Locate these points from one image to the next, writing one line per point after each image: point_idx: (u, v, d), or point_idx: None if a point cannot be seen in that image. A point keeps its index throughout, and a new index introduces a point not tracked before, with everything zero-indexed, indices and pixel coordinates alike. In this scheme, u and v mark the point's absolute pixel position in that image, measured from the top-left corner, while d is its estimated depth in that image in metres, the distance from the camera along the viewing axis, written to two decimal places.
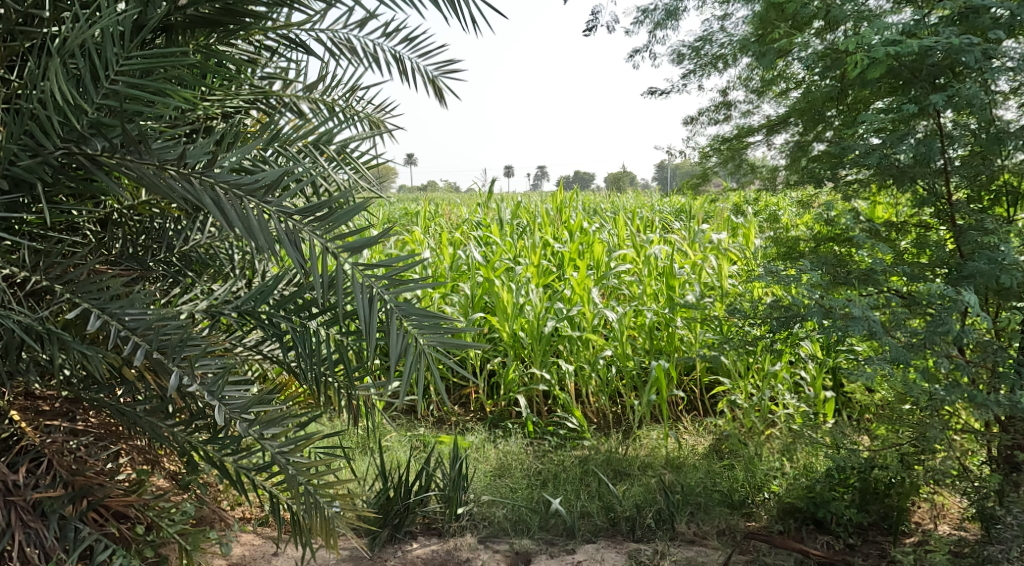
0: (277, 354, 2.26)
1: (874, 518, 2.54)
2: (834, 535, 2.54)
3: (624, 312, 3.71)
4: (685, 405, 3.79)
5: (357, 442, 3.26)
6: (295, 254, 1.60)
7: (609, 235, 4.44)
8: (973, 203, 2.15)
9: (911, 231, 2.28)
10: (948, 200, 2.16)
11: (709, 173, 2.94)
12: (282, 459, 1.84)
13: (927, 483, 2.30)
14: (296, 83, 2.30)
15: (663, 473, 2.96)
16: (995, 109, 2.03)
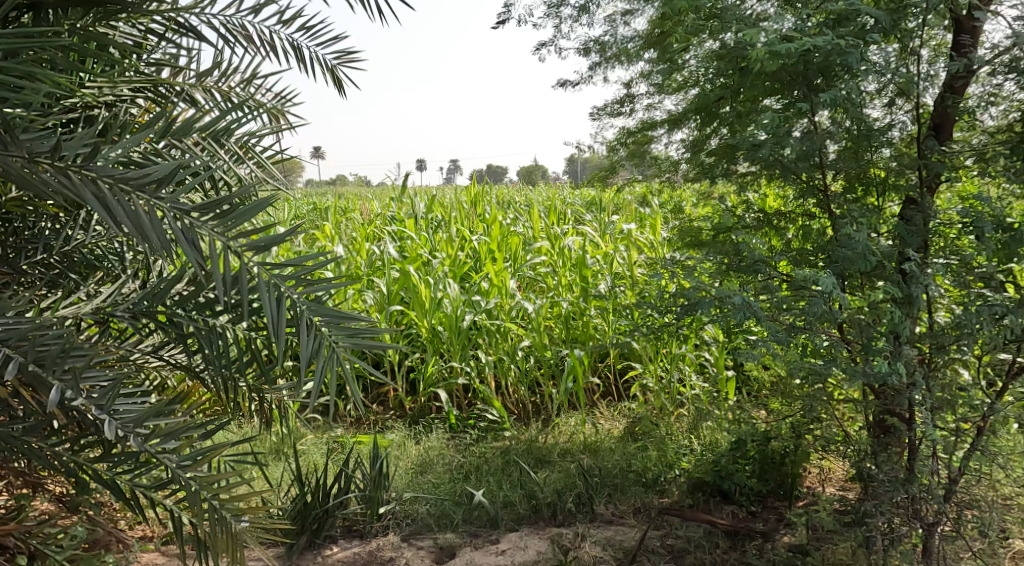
0: (178, 358, 2.21)
1: (772, 485, 2.71)
2: (739, 505, 2.68)
3: (542, 302, 3.78)
4: (600, 391, 3.91)
5: (271, 448, 3.21)
6: (193, 253, 1.57)
7: (524, 227, 4.51)
8: (848, 193, 2.27)
9: (798, 220, 2.40)
10: (825, 192, 2.29)
11: (617, 167, 3.04)
12: (183, 474, 1.77)
13: (819, 452, 2.46)
14: (187, 70, 2.23)
15: (581, 457, 3.05)
16: (864, 109, 2.16)
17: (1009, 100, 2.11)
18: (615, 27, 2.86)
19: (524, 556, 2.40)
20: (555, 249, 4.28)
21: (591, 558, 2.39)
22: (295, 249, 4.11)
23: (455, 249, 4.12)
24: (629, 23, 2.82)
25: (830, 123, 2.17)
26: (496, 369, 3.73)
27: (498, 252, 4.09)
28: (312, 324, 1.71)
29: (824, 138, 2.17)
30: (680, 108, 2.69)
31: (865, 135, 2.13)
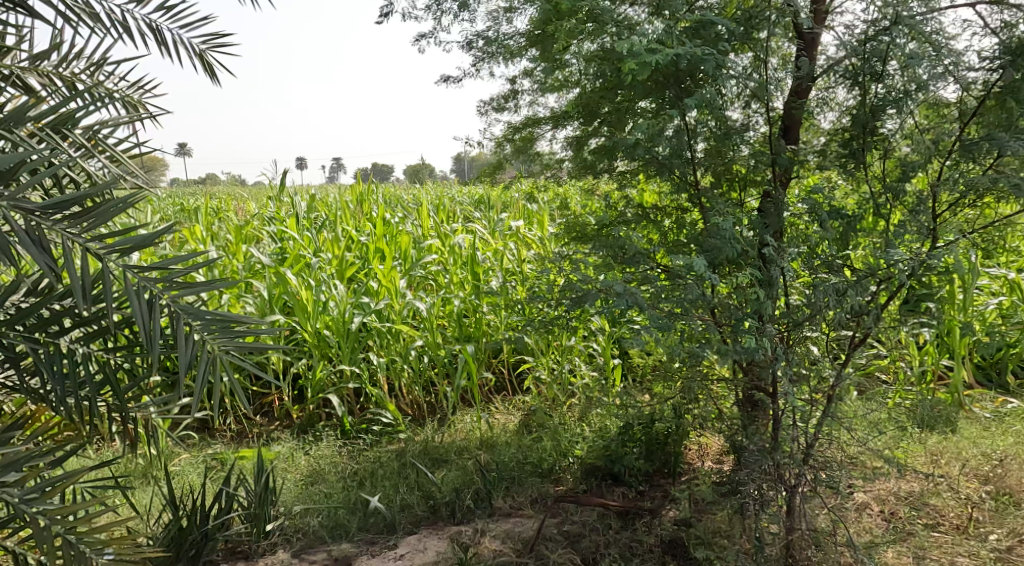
0: (12, 381, 2.07)
1: (657, 465, 2.85)
2: (628, 486, 2.80)
3: (434, 301, 3.78)
4: (494, 386, 3.96)
5: (139, 471, 3.06)
6: (42, 257, 1.50)
7: (413, 226, 4.49)
8: (716, 187, 2.41)
9: (673, 214, 2.53)
10: (697, 186, 2.40)
11: (504, 163, 3.09)
12: (28, 509, 1.65)
13: (699, 431, 2.60)
14: (20, 52, 2.08)
15: (478, 454, 3.09)
16: (722, 111, 2.26)
17: (841, 106, 2.30)
18: (497, 23, 2.89)
19: (423, 557, 2.40)
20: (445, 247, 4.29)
21: (490, 553, 2.43)
22: (164, 253, 3.90)
23: (341, 250, 4.05)
24: (511, 20, 2.87)
25: (698, 123, 2.29)
26: (389, 372, 3.71)
27: (386, 251, 4.05)
28: (189, 332, 1.66)
29: (692, 136, 2.30)
30: (561, 106, 2.78)
31: (726, 136, 2.27)
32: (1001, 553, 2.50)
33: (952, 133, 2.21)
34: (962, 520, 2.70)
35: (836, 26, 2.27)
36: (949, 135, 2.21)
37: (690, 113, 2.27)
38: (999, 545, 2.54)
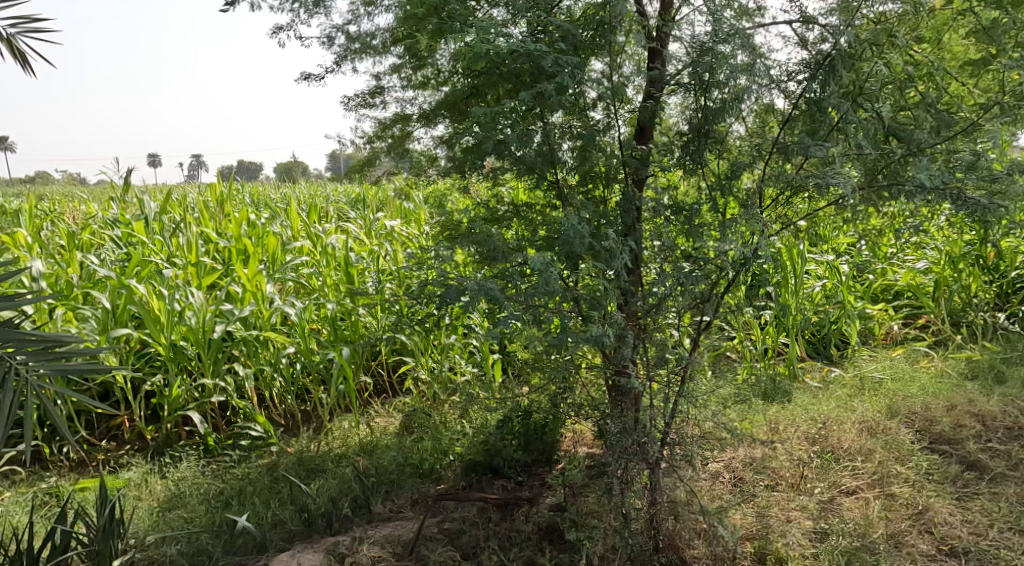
0: None
1: (535, 455, 2.89)
2: (507, 478, 2.85)
3: (305, 305, 3.68)
4: (373, 390, 3.91)
5: None
6: None
7: (281, 227, 4.36)
8: (581, 187, 2.47)
9: (541, 211, 2.55)
10: (557, 180, 2.45)
11: (375, 160, 3.05)
12: None
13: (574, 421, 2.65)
14: None
15: (357, 460, 3.06)
16: (584, 112, 2.36)
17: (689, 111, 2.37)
18: (357, 18, 2.86)
19: None
20: (317, 248, 4.19)
21: (370, 560, 2.42)
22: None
23: (198, 254, 3.85)
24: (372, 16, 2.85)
25: (561, 125, 2.35)
26: (258, 382, 3.61)
27: (252, 254, 3.90)
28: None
29: (558, 137, 2.34)
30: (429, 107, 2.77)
31: (590, 135, 2.33)
32: (825, 505, 2.78)
33: (772, 137, 2.39)
34: (795, 477, 2.94)
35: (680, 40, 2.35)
36: (762, 139, 2.39)
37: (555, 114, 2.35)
38: (823, 497, 2.82)
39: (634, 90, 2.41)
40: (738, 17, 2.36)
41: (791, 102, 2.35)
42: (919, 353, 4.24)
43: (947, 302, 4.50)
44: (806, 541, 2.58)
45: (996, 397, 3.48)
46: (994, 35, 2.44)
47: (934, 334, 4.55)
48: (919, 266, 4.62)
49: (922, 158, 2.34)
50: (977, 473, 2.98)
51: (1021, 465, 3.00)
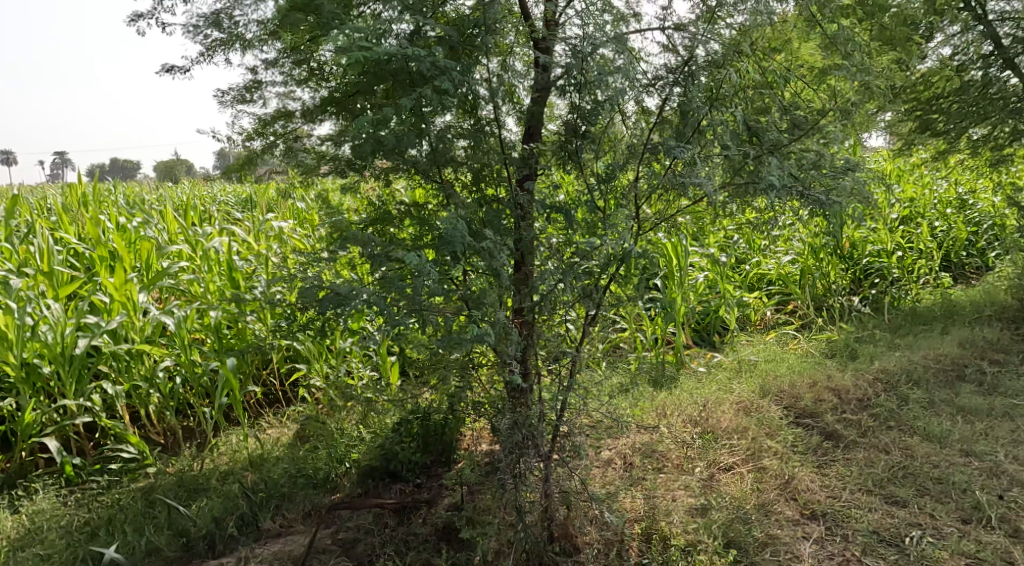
0: None
1: (435, 455, 2.92)
2: (406, 481, 2.87)
3: (184, 314, 3.50)
4: (263, 400, 3.79)
5: None
6: None
7: (157, 231, 4.14)
8: (476, 189, 2.39)
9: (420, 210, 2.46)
10: (442, 182, 2.37)
11: (255, 159, 2.80)
12: None
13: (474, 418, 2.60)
14: None
15: (244, 475, 2.99)
16: (477, 113, 2.30)
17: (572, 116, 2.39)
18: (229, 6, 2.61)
19: None
20: (197, 252, 4.02)
21: None
22: None
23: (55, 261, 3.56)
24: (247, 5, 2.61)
25: (456, 127, 2.29)
26: (133, 399, 3.42)
27: (122, 260, 3.66)
28: None
29: (452, 138, 2.28)
30: (315, 103, 2.58)
31: (480, 135, 2.29)
32: (706, 482, 2.92)
33: (644, 135, 2.43)
34: (679, 458, 3.07)
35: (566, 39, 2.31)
36: (637, 139, 2.42)
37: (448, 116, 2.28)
38: (704, 475, 2.95)
39: (524, 91, 2.34)
40: (615, 23, 2.38)
41: (662, 103, 2.39)
42: (788, 337, 4.51)
43: (810, 289, 4.83)
44: (689, 517, 2.70)
45: (853, 374, 3.74)
46: (835, 42, 2.60)
47: (800, 317, 4.84)
48: (786, 259, 4.93)
49: (775, 157, 2.45)
50: (833, 441, 3.21)
51: (870, 433, 3.25)
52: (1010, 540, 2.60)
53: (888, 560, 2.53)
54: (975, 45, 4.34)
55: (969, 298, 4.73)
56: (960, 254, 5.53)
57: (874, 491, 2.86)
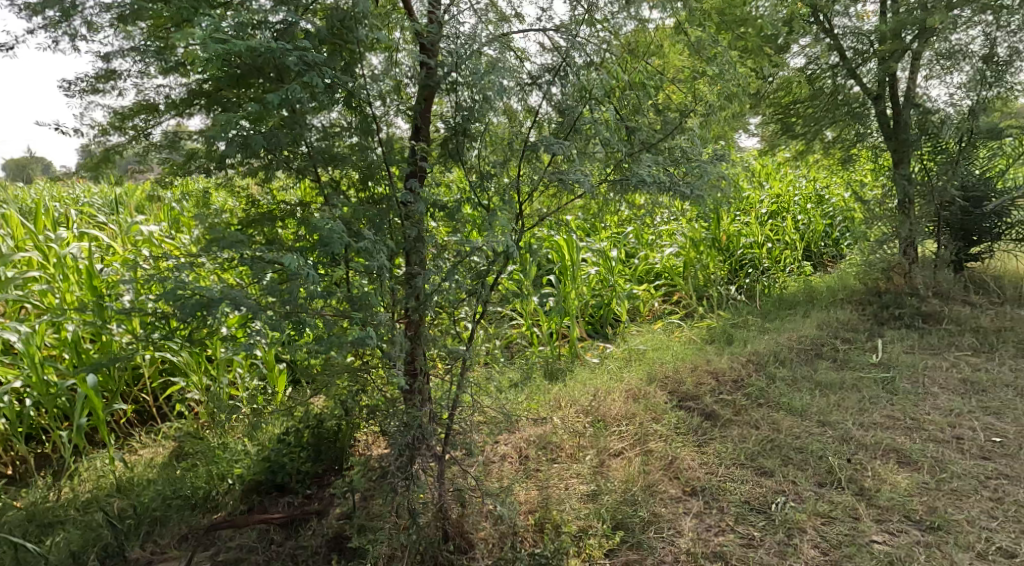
0: None
1: (326, 464, 2.80)
2: (295, 493, 2.75)
3: (35, 329, 3.22)
4: (133, 417, 3.57)
5: None
6: None
7: (2, 238, 3.79)
8: (361, 190, 2.31)
9: (291, 217, 2.34)
10: (317, 180, 2.28)
11: (112, 157, 2.33)
12: None
13: (371, 424, 2.49)
14: None
15: (111, 503, 2.82)
16: (366, 110, 2.22)
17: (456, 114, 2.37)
18: None
19: None
20: (51, 260, 3.71)
21: None
22: None
23: None
24: None
25: (343, 126, 2.22)
26: None
27: None
28: None
29: (341, 134, 2.21)
30: (184, 95, 2.28)
31: (367, 130, 2.21)
32: (596, 469, 2.97)
33: (523, 133, 2.40)
34: (572, 448, 3.11)
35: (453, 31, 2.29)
36: (516, 135, 2.40)
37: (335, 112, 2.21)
38: (594, 463, 3.00)
39: (412, 88, 2.33)
40: (498, 23, 2.43)
41: (545, 105, 2.39)
42: (673, 325, 4.67)
43: (693, 279, 5.04)
44: (581, 504, 2.74)
45: (730, 357, 3.91)
46: (700, 49, 2.77)
47: (685, 308, 5.03)
48: (670, 252, 5.12)
49: (645, 154, 2.53)
50: (711, 421, 3.33)
51: (743, 411, 3.40)
52: (857, 497, 2.79)
53: (757, 526, 2.66)
54: (824, 55, 4.58)
55: (827, 285, 5.03)
56: (818, 245, 5.93)
57: (747, 464, 3.00)
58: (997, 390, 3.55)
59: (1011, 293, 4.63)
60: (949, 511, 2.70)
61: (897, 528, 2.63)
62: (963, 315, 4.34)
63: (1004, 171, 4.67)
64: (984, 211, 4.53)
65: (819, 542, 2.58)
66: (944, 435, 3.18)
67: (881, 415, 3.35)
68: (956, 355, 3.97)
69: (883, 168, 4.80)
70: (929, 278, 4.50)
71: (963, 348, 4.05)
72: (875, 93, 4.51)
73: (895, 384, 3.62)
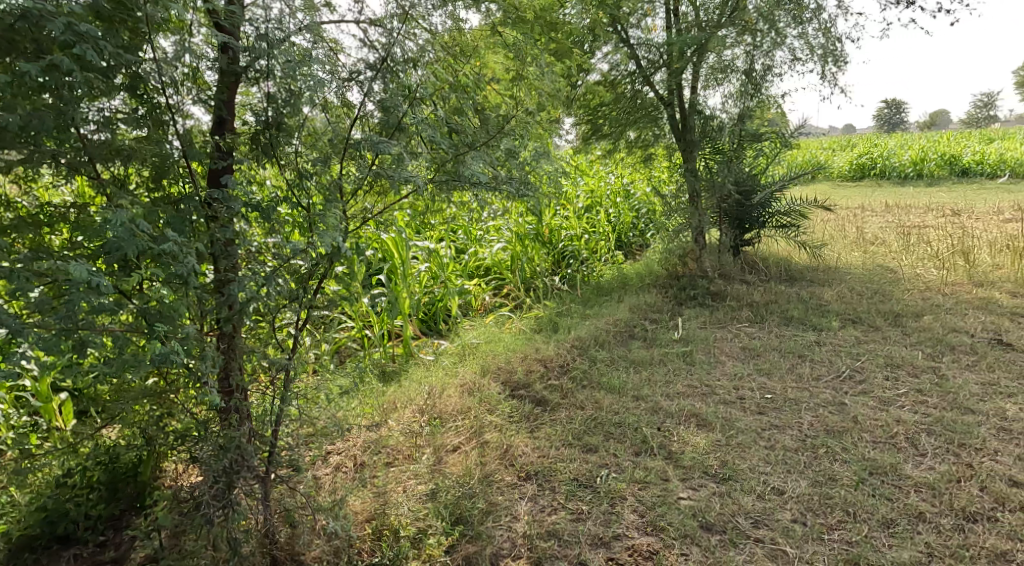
0: None
1: (125, 502, 2.68)
2: (83, 544, 2.60)
3: None
4: None
5: None
6: None
7: None
8: (151, 191, 2.13)
9: (62, 221, 2.09)
10: (98, 178, 2.04)
11: None
12: None
13: (178, 452, 2.35)
14: None
15: None
16: (154, 98, 2.06)
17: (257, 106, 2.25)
18: None
19: None
20: None
21: None
22: None
23: None
24: None
25: (127, 113, 2.02)
26: None
27: None
28: None
29: (126, 125, 2.01)
30: None
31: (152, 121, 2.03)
32: (433, 467, 2.98)
33: (347, 130, 2.34)
34: (410, 449, 3.11)
35: (258, 19, 2.16)
36: (335, 131, 2.34)
37: (117, 97, 2.03)
38: (431, 461, 3.02)
39: (211, 75, 2.19)
40: (310, 11, 2.27)
41: (364, 102, 2.33)
42: (505, 317, 4.79)
43: (521, 272, 5.19)
44: (419, 504, 2.74)
45: (556, 344, 4.08)
46: (513, 50, 2.86)
47: (515, 300, 5.17)
48: (498, 247, 5.23)
49: (472, 153, 2.57)
50: (542, 407, 3.46)
51: (569, 394, 3.55)
52: (666, 461, 3.02)
53: (586, 500, 2.79)
54: (624, 62, 4.87)
55: (636, 271, 5.38)
56: (627, 235, 6.32)
57: (575, 443, 3.14)
58: (768, 353, 3.96)
59: (775, 273, 5.24)
60: (737, 461, 2.99)
61: (698, 483, 2.87)
62: (741, 291, 4.79)
63: (764, 168, 5.18)
64: (752, 203, 5.03)
65: (637, 506, 2.76)
66: (731, 396, 3.51)
67: (682, 385, 3.63)
68: (737, 327, 4.38)
69: (673, 166, 5.28)
70: (713, 262, 5.18)
71: (741, 320, 4.47)
72: (666, 99, 4.84)
73: (691, 356, 3.94)
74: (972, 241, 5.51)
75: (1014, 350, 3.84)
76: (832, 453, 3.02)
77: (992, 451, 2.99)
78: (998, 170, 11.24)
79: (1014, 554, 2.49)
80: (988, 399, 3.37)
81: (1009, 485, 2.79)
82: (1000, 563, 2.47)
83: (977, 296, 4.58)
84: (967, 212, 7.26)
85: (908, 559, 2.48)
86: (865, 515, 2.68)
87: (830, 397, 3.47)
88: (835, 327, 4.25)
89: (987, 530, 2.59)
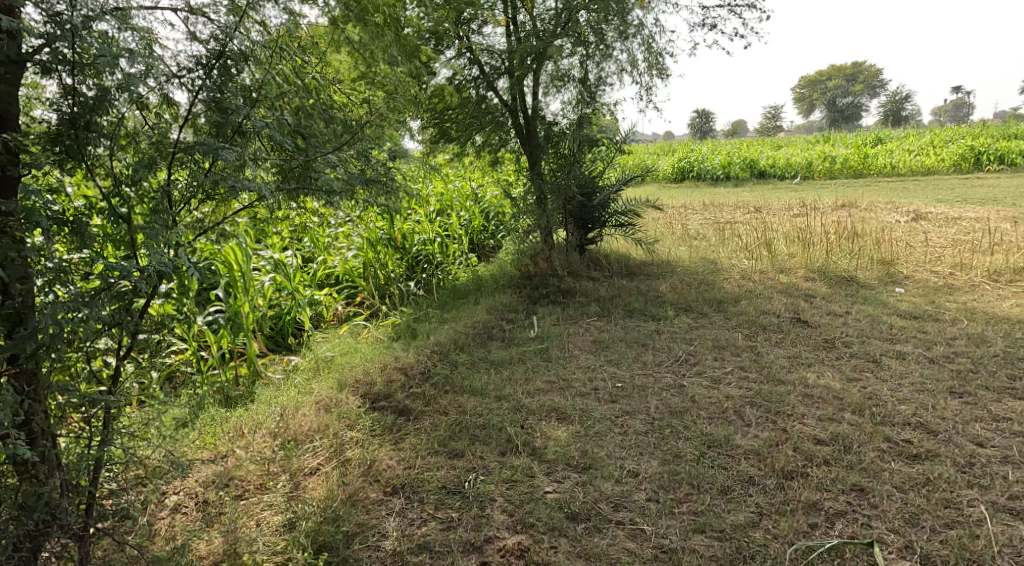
0: None
1: None
2: None
3: None
4: None
5: None
6: None
7: None
8: None
9: None
10: None
11: None
12: None
13: None
14: None
15: None
16: None
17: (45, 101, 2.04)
18: None
19: None
20: None
21: None
22: None
23: None
24: None
25: None
26: None
27: None
28: None
29: None
30: None
31: None
32: (290, 494, 2.84)
33: (167, 131, 2.18)
34: (260, 478, 2.94)
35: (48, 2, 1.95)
36: (157, 131, 2.17)
37: None
38: (289, 488, 2.87)
39: None
40: None
41: (190, 100, 2.17)
42: (359, 327, 4.65)
43: (374, 280, 5.08)
44: (275, 536, 2.61)
45: (416, 351, 4.02)
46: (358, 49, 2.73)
47: (368, 307, 5.08)
48: (349, 254, 5.07)
49: (320, 157, 2.47)
50: (405, 417, 3.39)
51: (433, 401, 3.50)
52: (531, 456, 3.04)
53: (456, 507, 2.76)
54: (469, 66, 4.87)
55: (489, 274, 5.41)
56: (478, 238, 6.32)
57: (441, 451, 3.09)
58: (615, 345, 4.10)
59: (615, 270, 5.44)
60: (596, 450, 3.06)
61: (562, 475, 2.92)
62: (589, 288, 4.94)
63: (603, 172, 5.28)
64: (594, 204, 5.12)
65: (506, 506, 2.76)
66: (585, 388, 3.60)
67: (541, 381, 3.68)
68: (587, 322, 4.49)
69: (520, 169, 5.37)
70: (562, 262, 5.27)
71: (591, 315, 4.60)
72: (510, 104, 4.92)
73: (549, 353, 4.01)
74: (773, 233, 5.98)
75: (810, 326, 4.20)
76: (676, 433, 3.16)
77: (800, 415, 3.24)
78: (789, 173, 12.26)
79: (823, 503, 2.71)
80: (793, 369, 3.67)
81: (815, 443, 3.04)
82: (813, 513, 2.68)
83: (779, 282, 4.97)
84: (765, 209, 7.88)
85: (744, 522, 2.64)
86: (705, 485, 2.83)
87: (671, 381, 3.63)
88: (670, 316, 4.47)
89: (802, 485, 2.80)
